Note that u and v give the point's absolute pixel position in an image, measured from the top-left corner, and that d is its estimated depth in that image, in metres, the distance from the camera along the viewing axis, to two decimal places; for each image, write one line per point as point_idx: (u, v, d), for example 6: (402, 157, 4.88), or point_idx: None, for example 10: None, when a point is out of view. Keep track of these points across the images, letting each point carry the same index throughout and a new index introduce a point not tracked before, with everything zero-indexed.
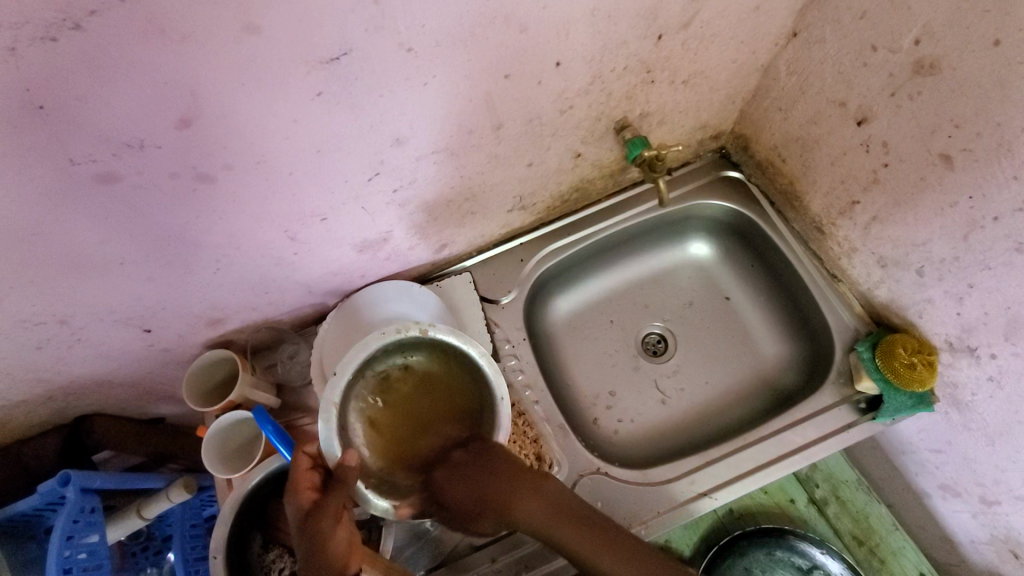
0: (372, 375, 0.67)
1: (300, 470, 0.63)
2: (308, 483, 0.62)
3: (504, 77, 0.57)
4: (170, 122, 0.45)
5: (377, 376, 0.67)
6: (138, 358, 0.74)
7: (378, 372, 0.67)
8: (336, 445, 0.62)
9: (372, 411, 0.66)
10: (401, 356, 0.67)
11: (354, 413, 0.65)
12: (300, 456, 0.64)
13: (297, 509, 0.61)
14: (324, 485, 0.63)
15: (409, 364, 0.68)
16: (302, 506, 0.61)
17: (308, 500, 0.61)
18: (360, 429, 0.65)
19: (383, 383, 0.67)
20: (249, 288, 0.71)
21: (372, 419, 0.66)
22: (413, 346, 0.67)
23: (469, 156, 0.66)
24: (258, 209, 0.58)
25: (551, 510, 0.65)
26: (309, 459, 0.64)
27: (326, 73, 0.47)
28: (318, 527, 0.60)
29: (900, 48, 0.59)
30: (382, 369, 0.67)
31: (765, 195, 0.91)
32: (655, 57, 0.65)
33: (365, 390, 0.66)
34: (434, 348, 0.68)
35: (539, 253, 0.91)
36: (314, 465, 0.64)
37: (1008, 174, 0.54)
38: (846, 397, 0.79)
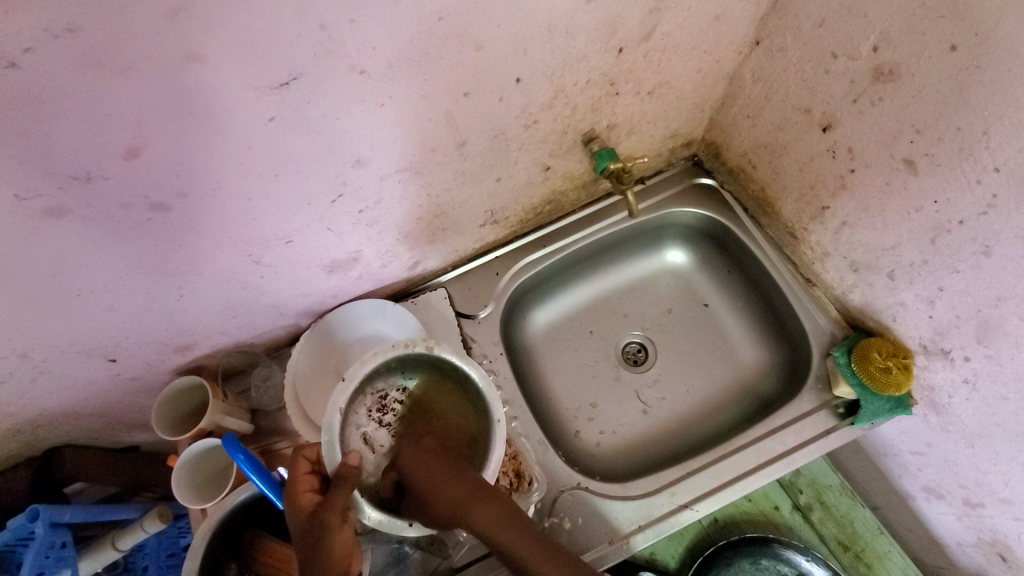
0: (372, 394, 0.68)
1: (299, 475, 0.60)
2: (309, 486, 0.60)
3: (464, 94, 0.56)
4: (117, 153, 0.44)
5: (377, 394, 0.68)
6: (107, 387, 0.73)
7: (378, 391, 0.68)
8: (337, 449, 0.61)
9: (370, 429, 0.67)
10: (401, 376, 0.69)
11: (352, 428, 0.65)
12: (298, 460, 0.61)
13: (297, 513, 0.58)
14: (322, 489, 0.61)
15: (408, 385, 0.70)
16: (304, 510, 0.58)
17: (307, 504, 0.59)
18: (355, 442, 0.65)
19: (382, 403, 0.68)
20: (217, 313, 0.70)
21: (369, 437, 0.66)
22: (415, 365, 0.69)
23: (434, 174, 0.65)
24: (218, 236, 0.57)
25: (524, 537, 0.55)
26: (308, 463, 0.62)
27: (278, 98, 0.46)
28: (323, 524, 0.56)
29: (859, 56, 0.59)
30: (381, 389, 0.69)
31: (738, 202, 0.90)
32: (618, 69, 0.64)
33: (365, 408, 0.67)
34: (433, 369, 0.69)
35: (515, 266, 0.90)
36: (312, 469, 0.62)
37: (971, 179, 0.54)
38: (825, 402, 0.79)
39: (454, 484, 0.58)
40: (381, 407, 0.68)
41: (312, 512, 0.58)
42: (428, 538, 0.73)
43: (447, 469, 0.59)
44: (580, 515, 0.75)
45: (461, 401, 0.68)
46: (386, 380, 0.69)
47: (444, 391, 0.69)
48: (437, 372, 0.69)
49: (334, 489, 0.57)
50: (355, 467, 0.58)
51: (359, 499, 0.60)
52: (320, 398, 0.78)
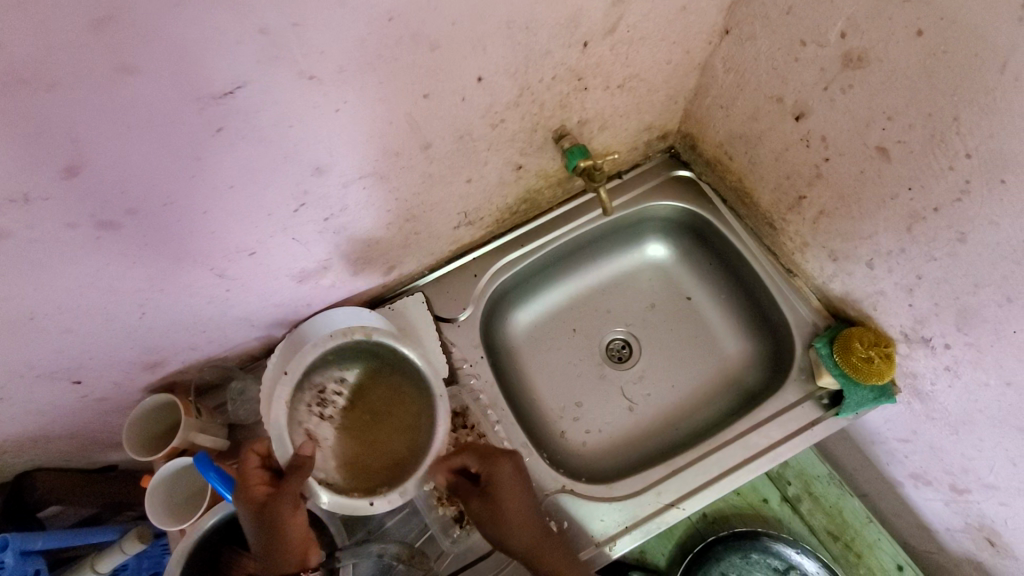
0: (311, 390, 0.68)
1: (249, 470, 0.62)
2: (260, 479, 0.62)
3: (424, 96, 0.54)
4: (53, 172, 0.41)
5: (315, 390, 0.68)
6: (74, 409, 0.71)
7: (316, 387, 0.68)
8: (287, 441, 0.63)
9: (312, 424, 0.67)
10: (338, 369, 0.70)
11: (294, 425, 0.65)
12: (248, 455, 0.63)
13: (248, 505, 0.60)
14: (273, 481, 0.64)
15: (346, 377, 0.70)
16: (256, 502, 0.61)
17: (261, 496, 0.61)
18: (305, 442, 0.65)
19: (322, 397, 0.68)
20: (183, 330, 0.68)
21: (312, 432, 0.66)
22: (353, 358, 0.70)
23: (400, 178, 0.64)
24: (175, 251, 0.55)
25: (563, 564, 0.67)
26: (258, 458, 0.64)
27: (222, 109, 0.44)
28: (276, 513, 0.61)
29: (827, 42, 0.57)
30: (319, 383, 0.68)
31: (717, 193, 0.89)
32: (584, 64, 0.63)
33: (304, 403, 0.67)
34: (372, 359, 0.70)
35: (492, 266, 0.89)
36: (262, 464, 0.64)
37: (944, 165, 0.53)
38: (810, 393, 0.78)
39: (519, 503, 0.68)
40: (322, 401, 0.68)
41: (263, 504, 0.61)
42: (408, 551, 0.72)
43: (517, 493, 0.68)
44: (567, 517, 0.74)
45: (402, 388, 0.70)
46: (323, 373, 0.69)
47: (387, 378, 0.70)
48: (376, 361, 0.71)
49: (289, 478, 0.61)
50: (309, 456, 0.62)
51: (314, 487, 0.63)
52: None
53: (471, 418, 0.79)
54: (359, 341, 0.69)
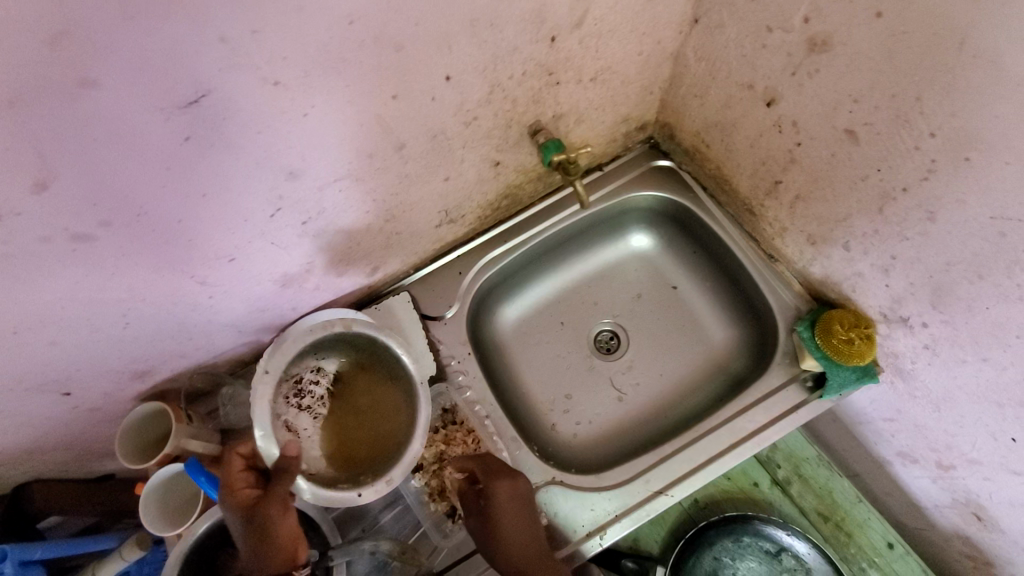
0: (289, 381, 0.70)
1: (234, 472, 0.64)
2: (245, 482, 0.64)
3: (393, 97, 0.55)
4: (23, 187, 0.42)
5: (292, 381, 0.71)
6: (67, 420, 0.72)
7: (293, 377, 0.70)
8: (274, 443, 0.65)
9: (291, 416, 0.69)
10: (315, 359, 0.72)
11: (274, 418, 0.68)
12: (233, 457, 0.65)
13: (236, 507, 0.62)
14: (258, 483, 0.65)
15: (323, 366, 0.72)
16: (243, 503, 0.63)
17: (247, 498, 0.63)
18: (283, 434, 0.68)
19: (299, 388, 0.71)
20: (169, 338, 0.69)
21: (291, 423, 0.69)
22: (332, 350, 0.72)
23: (377, 179, 0.64)
24: (154, 260, 0.56)
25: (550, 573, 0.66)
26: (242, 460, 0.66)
27: (188, 118, 0.44)
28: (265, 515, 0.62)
29: (792, 28, 0.58)
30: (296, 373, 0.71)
31: (697, 182, 0.90)
32: (554, 58, 0.63)
33: (281, 395, 0.69)
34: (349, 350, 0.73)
35: (477, 264, 0.89)
36: (247, 466, 0.66)
37: (910, 145, 0.53)
38: (794, 376, 0.79)
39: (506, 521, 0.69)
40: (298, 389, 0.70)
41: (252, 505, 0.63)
42: (399, 547, 0.73)
43: (508, 514, 0.69)
44: (557, 507, 0.75)
45: (382, 376, 0.73)
46: (300, 363, 0.71)
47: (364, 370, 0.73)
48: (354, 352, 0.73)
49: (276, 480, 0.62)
50: (293, 457, 0.63)
51: (299, 484, 0.64)
52: None
53: (460, 415, 0.80)
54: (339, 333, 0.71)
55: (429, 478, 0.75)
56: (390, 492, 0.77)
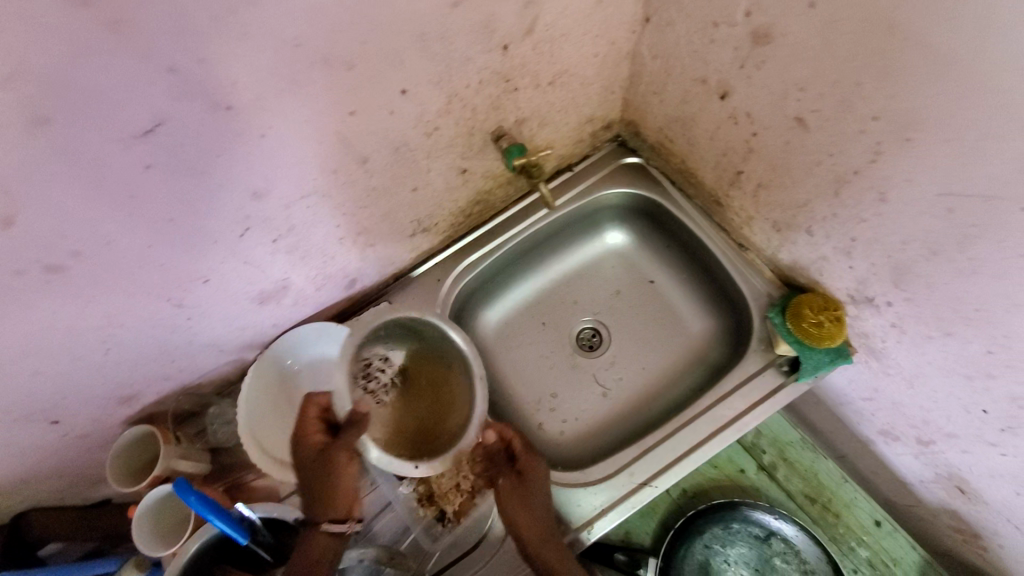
0: (358, 362, 0.74)
1: (308, 418, 0.71)
2: (315, 429, 0.70)
3: (350, 113, 0.56)
4: None
5: (361, 364, 0.74)
6: (57, 449, 0.73)
7: (363, 360, 0.74)
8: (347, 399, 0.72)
9: (356, 396, 0.72)
10: (383, 347, 0.76)
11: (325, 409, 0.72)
12: (309, 405, 0.71)
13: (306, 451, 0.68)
14: (330, 433, 0.71)
15: (390, 356, 0.76)
16: (314, 446, 0.69)
17: (316, 444, 0.69)
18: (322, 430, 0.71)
19: (367, 370, 0.74)
20: (152, 361, 0.70)
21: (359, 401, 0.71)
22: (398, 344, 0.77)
23: (343, 193, 0.66)
24: (128, 285, 0.57)
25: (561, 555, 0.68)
26: (318, 409, 0.71)
27: (147, 147, 0.46)
28: (332, 460, 0.67)
29: (736, 23, 0.59)
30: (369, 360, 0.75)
31: (666, 176, 0.91)
32: (509, 65, 0.64)
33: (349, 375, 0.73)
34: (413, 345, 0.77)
35: (454, 271, 0.91)
36: (320, 416, 0.71)
37: (856, 129, 0.55)
38: (771, 361, 0.80)
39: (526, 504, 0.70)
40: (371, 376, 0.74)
41: (320, 451, 0.68)
42: (387, 553, 0.74)
43: (528, 496, 0.71)
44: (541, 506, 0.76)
45: (442, 367, 0.76)
46: (370, 347, 0.75)
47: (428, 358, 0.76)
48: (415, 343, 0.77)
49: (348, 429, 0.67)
50: (364, 414, 0.68)
51: (365, 443, 0.68)
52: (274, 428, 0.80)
53: None
54: (407, 321, 0.75)
55: (418, 483, 0.77)
56: (378, 500, 0.78)
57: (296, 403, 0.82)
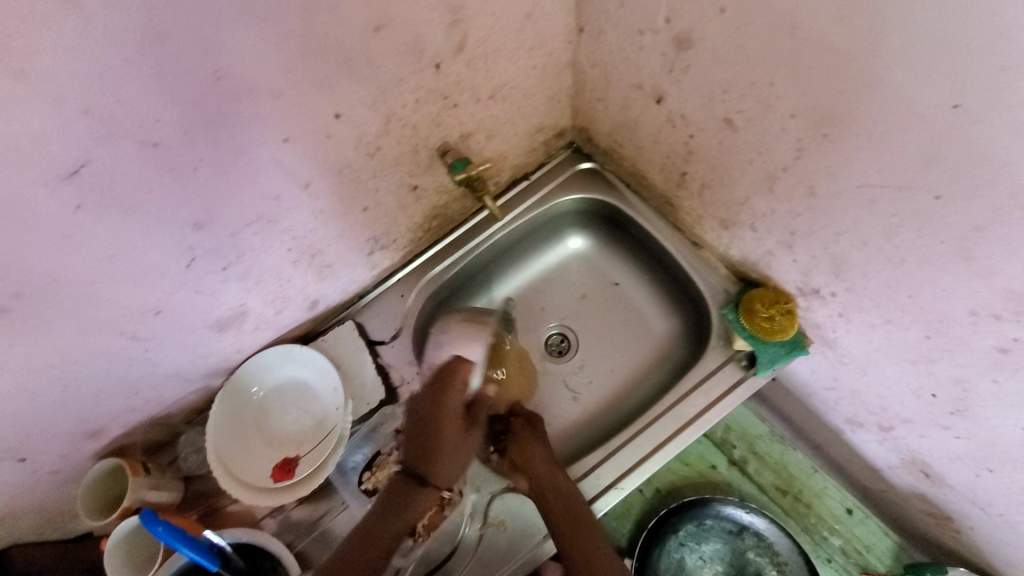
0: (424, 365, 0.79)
1: (453, 370, 0.77)
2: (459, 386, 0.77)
3: (284, 140, 0.57)
4: None
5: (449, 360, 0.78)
6: (26, 487, 0.74)
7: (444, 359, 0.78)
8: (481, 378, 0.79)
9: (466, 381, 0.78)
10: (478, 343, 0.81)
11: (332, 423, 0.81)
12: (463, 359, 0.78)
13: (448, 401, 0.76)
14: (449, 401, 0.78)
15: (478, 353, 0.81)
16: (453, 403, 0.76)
17: (457, 402, 0.76)
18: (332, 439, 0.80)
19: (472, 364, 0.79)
20: (113, 394, 0.71)
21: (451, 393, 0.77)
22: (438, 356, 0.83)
23: (290, 218, 0.67)
24: (76, 322, 0.58)
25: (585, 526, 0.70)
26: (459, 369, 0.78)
27: (72, 188, 0.47)
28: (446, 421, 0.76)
29: (659, 29, 0.60)
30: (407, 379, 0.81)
31: (621, 180, 0.93)
32: (445, 82, 0.66)
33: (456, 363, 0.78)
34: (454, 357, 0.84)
35: (417, 286, 0.92)
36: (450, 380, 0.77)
37: (778, 127, 0.56)
38: (730, 356, 0.81)
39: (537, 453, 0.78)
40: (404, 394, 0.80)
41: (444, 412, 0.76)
42: None
43: (537, 446, 0.79)
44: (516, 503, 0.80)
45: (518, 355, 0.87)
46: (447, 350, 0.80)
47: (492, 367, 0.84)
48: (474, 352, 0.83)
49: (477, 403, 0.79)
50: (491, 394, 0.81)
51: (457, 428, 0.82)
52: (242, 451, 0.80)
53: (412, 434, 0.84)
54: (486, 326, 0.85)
55: None
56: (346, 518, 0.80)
57: (263, 426, 0.83)
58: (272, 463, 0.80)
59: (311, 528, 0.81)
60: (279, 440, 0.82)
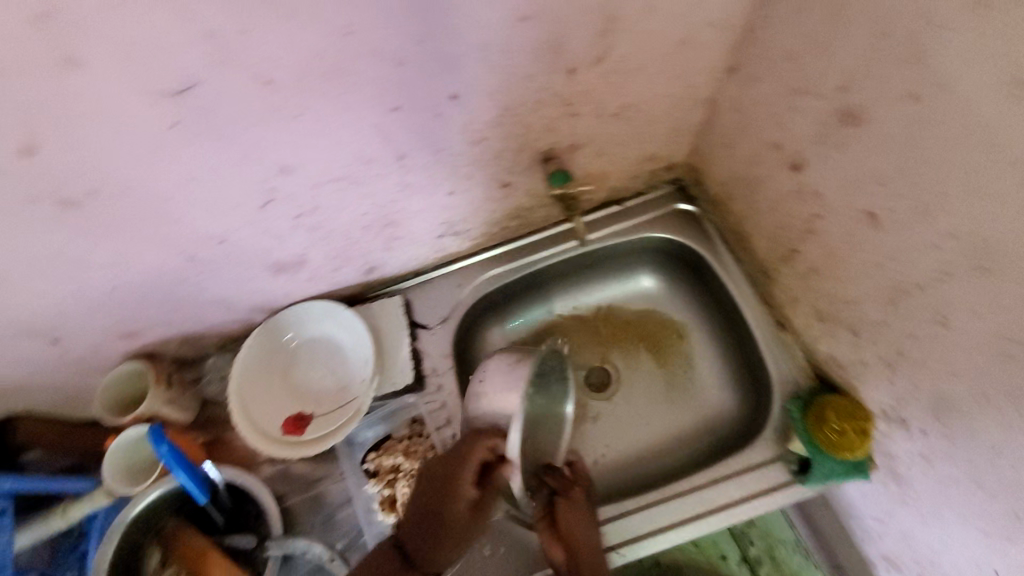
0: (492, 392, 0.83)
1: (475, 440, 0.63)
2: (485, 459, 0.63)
3: (394, 109, 0.54)
4: (12, 151, 0.43)
5: None
6: (53, 366, 0.74)
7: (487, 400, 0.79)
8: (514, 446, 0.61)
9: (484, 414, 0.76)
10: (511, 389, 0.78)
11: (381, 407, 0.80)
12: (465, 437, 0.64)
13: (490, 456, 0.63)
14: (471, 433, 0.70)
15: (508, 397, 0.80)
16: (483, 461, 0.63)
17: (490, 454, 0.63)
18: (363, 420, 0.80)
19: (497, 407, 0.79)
20: (159, 304, 0.71)
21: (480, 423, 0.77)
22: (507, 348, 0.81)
23: (375, 183, 0.64)
24: (142, 231, 0.57)
25: None
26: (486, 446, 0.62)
27: (175, 104, 0.44)
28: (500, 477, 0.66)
29: (825, 94, 0.54)
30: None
31: (719, 233, 0.86)
32: (573, 89, 0.61)
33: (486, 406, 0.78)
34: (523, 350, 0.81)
35: (476, 280, 0.88)
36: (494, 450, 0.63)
37: (929, 241, 0.49)
38: (780, 455, 0.74)
39: (583, 518, 0.67)
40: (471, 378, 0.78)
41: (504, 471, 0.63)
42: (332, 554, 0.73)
43: (585, 519, 0.68)
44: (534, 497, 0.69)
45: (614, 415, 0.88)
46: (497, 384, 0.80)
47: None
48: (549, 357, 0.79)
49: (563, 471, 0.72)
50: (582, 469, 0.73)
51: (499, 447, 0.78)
52: (260, 393, 0.79)
53: (428, 428, 0.80)
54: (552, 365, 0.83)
55: (384, 486, 0.76)
56: (340, 493, 0.77)
57: (287, 375, 0.81)
58: (286, 414, 0.79)
59: (305, 487, 0.78)
60: (298, 394, 0.81)
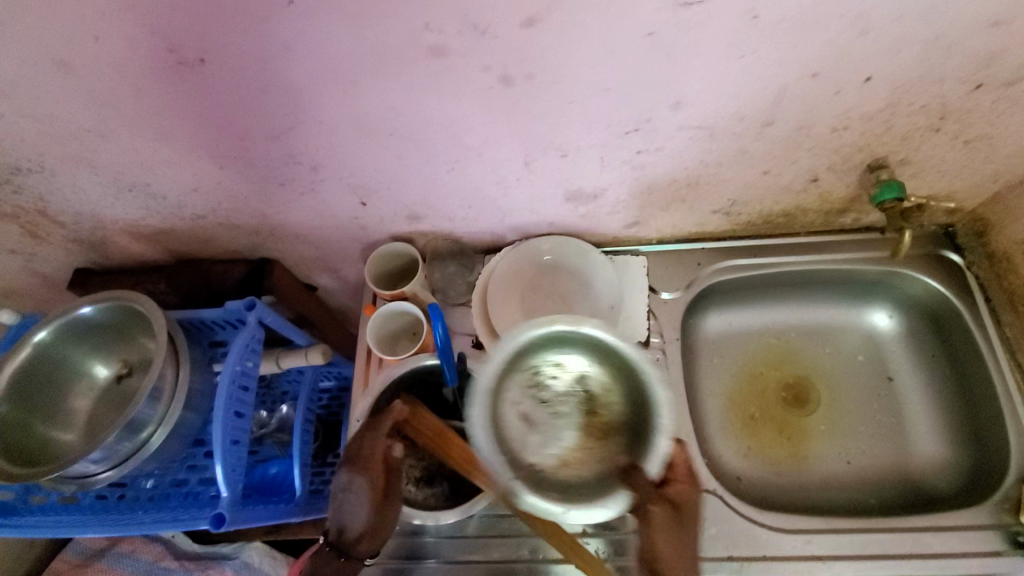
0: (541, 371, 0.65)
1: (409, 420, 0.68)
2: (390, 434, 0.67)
3: (812, 75, 0.55)
4: (521, 18, 0.48)
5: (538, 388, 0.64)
6: (341, 224, 0.80)
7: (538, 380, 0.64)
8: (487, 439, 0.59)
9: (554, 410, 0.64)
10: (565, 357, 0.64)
11: None
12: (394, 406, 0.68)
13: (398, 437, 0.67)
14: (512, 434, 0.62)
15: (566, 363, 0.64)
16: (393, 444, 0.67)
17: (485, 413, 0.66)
18: None
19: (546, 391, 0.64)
20: (460, 198, 0.75)
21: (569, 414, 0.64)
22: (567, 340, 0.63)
23: (723, 143, 0.65)
24: (521, 126, 0.61)
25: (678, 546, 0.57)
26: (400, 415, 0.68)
27: (672, 13, 0.48)
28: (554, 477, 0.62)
29: None
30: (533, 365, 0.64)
31: (982, 290, 0.84)
32: (959, 105, 0.61)
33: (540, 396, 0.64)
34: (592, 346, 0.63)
35: (718, 264, 0.89)
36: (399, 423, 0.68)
37: None
38: (1003, 525, 0.72)
39: (668, 527, 0.58)
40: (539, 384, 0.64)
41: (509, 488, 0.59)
42: None
43: (670, 525, 0.58)
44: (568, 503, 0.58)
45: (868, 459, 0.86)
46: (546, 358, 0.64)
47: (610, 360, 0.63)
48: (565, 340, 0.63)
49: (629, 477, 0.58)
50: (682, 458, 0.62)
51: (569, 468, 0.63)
52: (502, 306, 0.83)
53: None
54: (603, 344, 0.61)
55: None
56: None
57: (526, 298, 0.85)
58: None
59: None
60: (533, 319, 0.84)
